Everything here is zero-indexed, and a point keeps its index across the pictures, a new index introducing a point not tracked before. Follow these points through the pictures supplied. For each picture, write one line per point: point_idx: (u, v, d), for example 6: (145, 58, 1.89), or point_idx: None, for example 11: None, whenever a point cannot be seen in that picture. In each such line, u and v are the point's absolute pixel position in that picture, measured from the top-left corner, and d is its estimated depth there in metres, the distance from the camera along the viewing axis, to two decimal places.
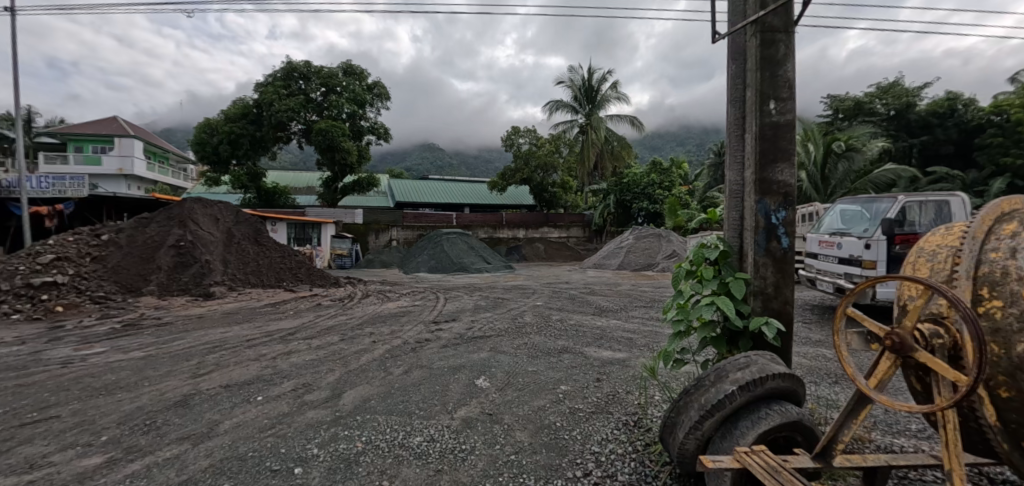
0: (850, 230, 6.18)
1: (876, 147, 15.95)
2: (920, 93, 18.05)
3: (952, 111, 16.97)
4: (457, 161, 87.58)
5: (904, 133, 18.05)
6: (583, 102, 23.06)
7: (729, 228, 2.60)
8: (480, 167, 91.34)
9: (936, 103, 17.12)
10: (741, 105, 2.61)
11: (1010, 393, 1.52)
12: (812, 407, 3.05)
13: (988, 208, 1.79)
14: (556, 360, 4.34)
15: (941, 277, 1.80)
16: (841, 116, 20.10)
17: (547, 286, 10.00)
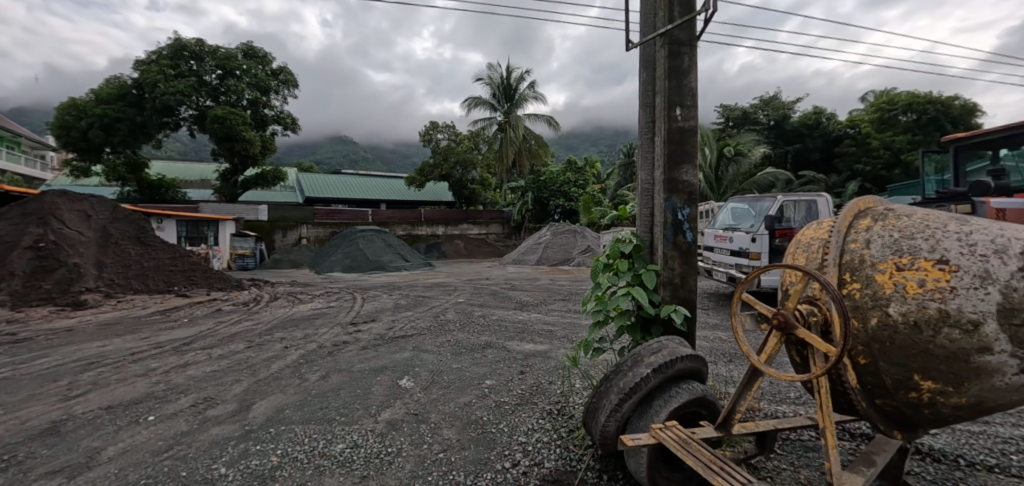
0: (739, 226, 6.96)
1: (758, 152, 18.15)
2: (792, 107, 20.92)
3: (818, 123, 19.95)
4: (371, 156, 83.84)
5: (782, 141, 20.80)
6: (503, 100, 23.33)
7: (641, 223, 2.79)
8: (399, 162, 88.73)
9: (807, 116, 20.07)
10: (651, 111, 2.83)
11: (866, 359, 1.85)
12: (712, 384, 3.40)
13: (848, 207, 2.13)
14: (482, 355, 4.36)
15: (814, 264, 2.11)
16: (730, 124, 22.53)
17: (469, 283, 10.01)
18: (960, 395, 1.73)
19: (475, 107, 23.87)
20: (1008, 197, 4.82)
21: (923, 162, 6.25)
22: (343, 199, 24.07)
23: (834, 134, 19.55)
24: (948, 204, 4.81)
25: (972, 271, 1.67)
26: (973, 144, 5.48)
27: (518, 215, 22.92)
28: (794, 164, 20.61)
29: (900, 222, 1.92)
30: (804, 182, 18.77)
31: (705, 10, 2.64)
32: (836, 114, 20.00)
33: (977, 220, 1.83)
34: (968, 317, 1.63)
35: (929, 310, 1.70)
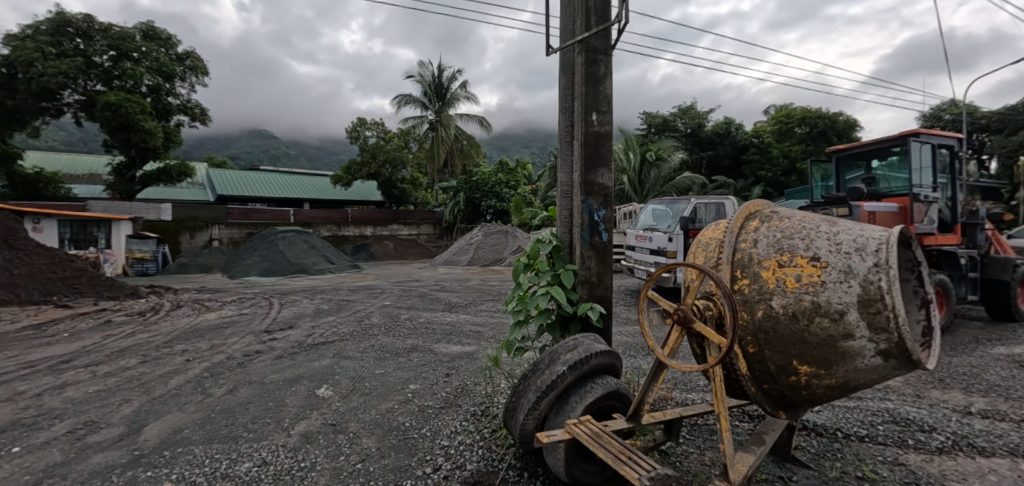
0: (658, 226, 7.43)
1: (676, 158, 19.40)
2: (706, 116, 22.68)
3: (728, 133, 21.83)
4: (295, 152, 78.83)
5: (697, 148, 22.42)
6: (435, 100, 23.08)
7: (561, 224, 2.85)
8: (326, 160, 84.60)
9: (718, 125, 21.85)
10: (570, 115, 2.90)
11: (754, 348, 2.01)
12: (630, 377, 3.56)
13: (740, 209, 2.31)
14: (405, 359, 4.25)
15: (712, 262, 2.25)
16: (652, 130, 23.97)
17: (397, 285, 9.74)
18: (830, 376, 1.94)
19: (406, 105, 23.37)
20: (879, 201, 5.56)
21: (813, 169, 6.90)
22: (263, 198, 22.46)
23: (741, 143, 21.53)
24: (835, 207, 5.42)
25: (838, 267, 1.88)
26: (851, 154, 6.23)
27: (450, 215, 22.70)
28: (708, 169, 22.36)
29: (781, 223, 2.13)
30: (716, 186, 20.46)
31: (619, 21, 2.76)
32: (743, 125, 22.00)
33: (842, 221, 2.07)
34: (834, 307, 1.84)
35: (804, 302, 1.89)
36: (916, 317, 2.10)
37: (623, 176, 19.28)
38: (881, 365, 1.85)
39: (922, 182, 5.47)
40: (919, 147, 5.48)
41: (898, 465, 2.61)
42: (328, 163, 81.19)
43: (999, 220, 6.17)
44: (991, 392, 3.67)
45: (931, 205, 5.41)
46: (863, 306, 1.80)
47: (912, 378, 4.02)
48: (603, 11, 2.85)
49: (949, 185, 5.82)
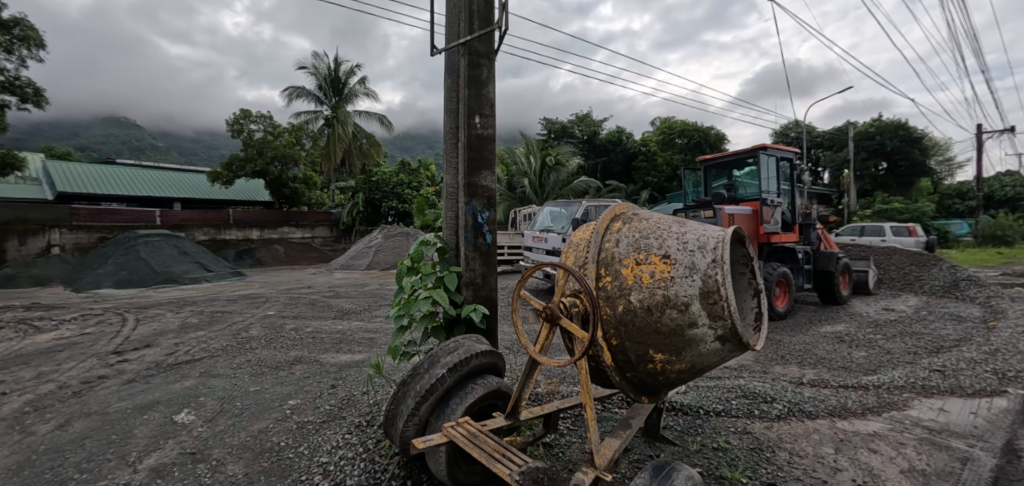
0: (554, 228, 7.83)
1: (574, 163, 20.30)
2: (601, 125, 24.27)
3: (620, 141, 23.70)
4: (165, 145, 69.19)
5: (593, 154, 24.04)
6: (330, 93, 22.47)
7: (447, 226, 2.84)
8: (204, 155, 76.05)
9: (611, 134, 23.60)
10: (454, 117, 2.90)
11: (617, 340, 2.16)
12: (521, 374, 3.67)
13: (607, 211, 2.49)
14: (285, 373, 3.93)
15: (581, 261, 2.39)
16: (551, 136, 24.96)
17: (285, 293, 9.03)
18: (680, 362, 2.15)
19: (297, 98, 21.84)
20: (737, 205, 6.40)
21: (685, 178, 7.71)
22: (120, 197, 19.36)
23: (631, 150, 23.55)
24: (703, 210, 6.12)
25: (684, 263, 2.10)
26: (716, 164, 7.07)
27: (348, 217, 21.79)
28: (603, 174, 23.72)
29: (640, 225, 2.34)
30: (610, 190, 22.15)
31: (501, 27, 2.83)
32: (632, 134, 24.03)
33: (690, 222, 2.32)
34: (681, 299, 2.05)
35: (656, 295, 2.08)
36: (750, 303, 2.41)
37: (524, 180, 19.82)
38: (720, 348, 2.10)
39: (768, 189, 6.42)
40: (766, 158, 6.42)
41: (746, 434, 2.99)
42: (208, 159, 72.90)
43: (825, 220, 7.43)
44: (817, 364, 4.39)
45: (776, 208, 6.36)
46: (703, 297, 2.03)
47: (760, 357, 4.67)
48: (486, 16, 2.90)
49: (790, 191, 6.87)
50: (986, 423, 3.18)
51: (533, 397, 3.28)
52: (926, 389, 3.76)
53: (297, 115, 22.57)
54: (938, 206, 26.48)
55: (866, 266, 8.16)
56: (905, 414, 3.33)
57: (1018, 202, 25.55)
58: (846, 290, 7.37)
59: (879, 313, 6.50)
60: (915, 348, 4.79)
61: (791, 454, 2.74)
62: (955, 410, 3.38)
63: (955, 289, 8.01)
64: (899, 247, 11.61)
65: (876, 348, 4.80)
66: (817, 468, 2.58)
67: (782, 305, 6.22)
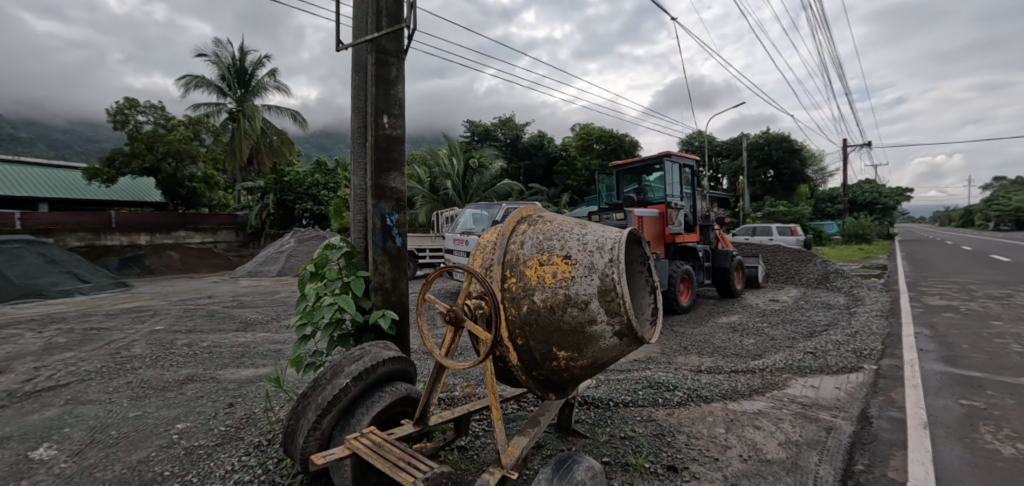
0: (473, 227, 8.45)
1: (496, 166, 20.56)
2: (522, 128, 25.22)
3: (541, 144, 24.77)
4: (27, 137, 59.37)
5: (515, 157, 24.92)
6: (234, 84, 20.85)
7: (355, 230, 2.75)
8: (80, 149, 66.44)
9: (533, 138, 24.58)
10: (362, 116, 2.81)
11: (522, 340, 2.22)
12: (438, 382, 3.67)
13: (514, 214, 2.55)
14: (174, 395, 3.56)
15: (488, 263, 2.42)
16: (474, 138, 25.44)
17: (180, 304, 8.17)
18: (582, 358, 2.26)
19: (196, 88, 19.94)
20: (646, 207, 6.89)
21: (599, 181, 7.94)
22: None
23: (552, 155, 24.21)
24: (615, 212, 6.47)
25: (583, 263, 2.22)
26: (627, 169, 7.54)
27: (256, 219, 20.19)
28: (525, 177, 24.64)
29: (544, 227, 2.44)
30: (532, 193, 22.91)
31: (410, 27, 2.80)
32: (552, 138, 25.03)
33: (590, 224, 2.46)
34: (582, 297, 2.17)
35: (558, 295, 2.18)
36: (647, 300, 2.59)
37: (448, 182, 19.67)
38: (618, 343, 2.24)
39: (672, 193, 7.03)
40: (670, 164, 7.01)
41: (650, 421, 3.22)
42: (84, 153, 63.69)
43: (722, 221, 8.24)
44: (713, 352, 4.83)
45: (679, 211, 6.96)
46: (601, 295, 2.16)
47: (665, 348, 5.05)
48: (395, 13, 2.85)
49: (691, 195, 7.55)
50: (845, 395, 3.72)
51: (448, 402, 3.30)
52: (799, 369, 4.31)
53: (196, 106, 20.68)
54: (814, 209, 30.49)
55: (756, 262, 9.14)
56: (784, 392, 3.78)
57: (873, 205, 30.22)
58: (740, 284, 8.22)
59: (766, 304, 7.32)
60: (794, 334, 5.46)
61: (688, 437, 2.98)
62: (822, 386, 3.90)
63: (825, 280, 9.27)
64: (783, 245, 13.18)
65: (762, 335, 5.41)
66: (710, 447, 2.83)
67: (686, 300, 6.82)
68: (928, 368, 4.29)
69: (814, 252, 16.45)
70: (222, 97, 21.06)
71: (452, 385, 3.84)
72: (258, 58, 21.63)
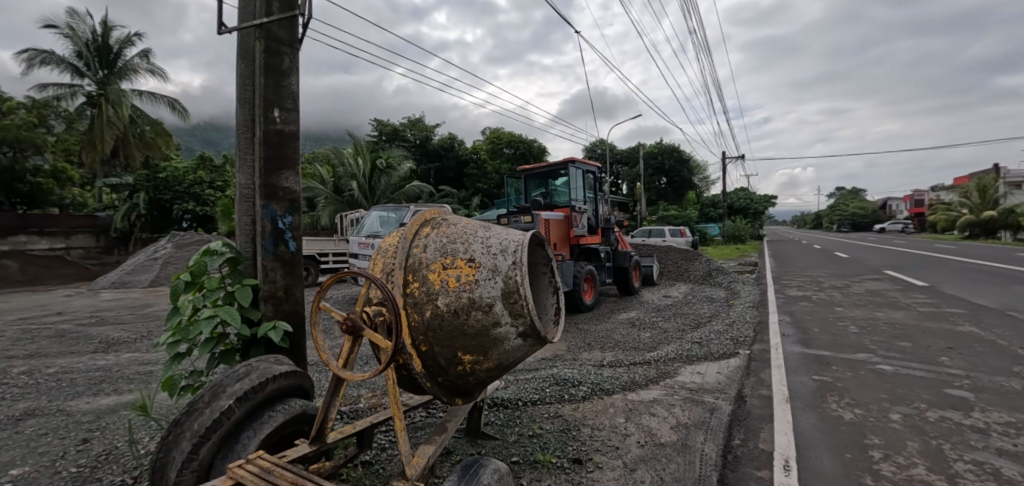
0: (382, 232, 9.05)
1: (404, 167, 20.09)
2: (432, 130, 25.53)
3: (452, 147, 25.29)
4: None
5: (425, 158, 25.07)
6: (95, 63, 17.93)
7: (240, 234, 2.51)
8: None
9: (444, 140, 25.09)
10: (249, 107, 2.56)
11: (426, 346, 2.19)
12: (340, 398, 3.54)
13: (416, 217, 2.51)
14: (5, 435, 2.92)
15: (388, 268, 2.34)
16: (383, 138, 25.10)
17: (16, 324, 6.78)
18: (488, 360, 2.30)
19: (42, 66, 16.70)
20: (551, 210, 7.20)
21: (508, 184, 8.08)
22: None
23: (462, 157, 24.96)
24: (523, 215, 6.66)
25: (487, 266, 2.25)
26: (535, 174, 7.81)
27: (122, 221, 17.51)
28: (435, 179, 25.24)
29: (448, 230, 2.43)
30: (443, 195, 22.91)
31: (304, 14, 2.63)
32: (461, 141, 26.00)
33: (495, 226, 2.51)
34: (485, 300, 2.20)
35: (462, 298, 2.19)
36: (550, 300, 2.70)
37: (353, 183, 18.75)
38: (522, 344, 2.31)
39: (576, 197, 7.45)
40: (574, 170, 7.42)
41: (556, 417, 3.35)
42: None
43: (621, 224, 8.90)
44: (614, 347, 5.19)
45: (583, 214, 7.39)
46: (505, 297, 2.22)
47: (571, 346, 5.31)
48: None
49: (593, 199, 8.05)
50: (725, 378, 4.21)
51: (352, 416, 3.20)
52: (688, 357, 4.79)
53: (41, 87, 17.36)
54: (701, 213, 34.25)
55: (651, 261, 10.00)
56: (675, 380, 4.17)
57: (747, 210, 34.82)
58: (637, 282, 8.93)
59: (660, 300, 8.05)
60: (683, 326, 6.06)
61: (592, 429, 3.16)
62: (707, 372, 4.38)
63: (709, 277, 10.42)
64: (672, 246, 14.63)
65: (657, 329, 5.93)
66: (611, 437, 3.03)
67: (590, 298, 7.24)
68: (789, 350, 5.03)
69: (699, 251, 18.51)
70: (79, 77, 17.96)
71: (356, 397, 3.67)
72: (127, 36, 18.79)
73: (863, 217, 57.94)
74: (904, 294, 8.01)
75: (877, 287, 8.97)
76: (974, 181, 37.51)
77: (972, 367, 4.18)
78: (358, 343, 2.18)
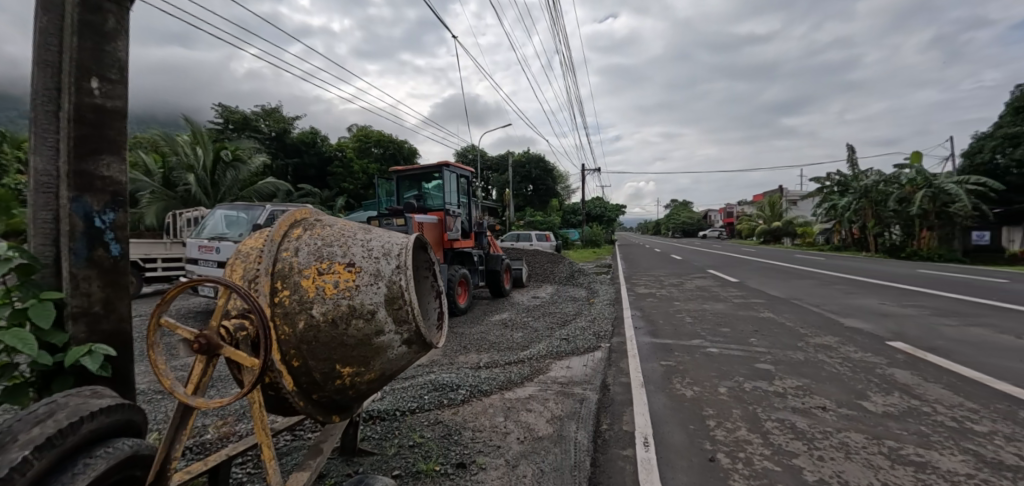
0: (229, 233, 7.93)
1: (257, 161, 17.94)
2: (290, 122, 23.33)
3: (314, 142, 23.61)
4: None
5: (282, 153, 22.86)
6: None
7: (35, 236, 1.94)
8: None
9: (304, 134, 23.27)
10: (53, 73, 2.00)
11: (298, 362, 1.98)
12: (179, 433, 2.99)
13: (285, 217, 2.27)
14: None
15: (248, 276, 2.07)
16: (230, 126, 21.93)
17: None
18: (369, 371, 2.17)
19: None
20: (425, 214, 7.12)
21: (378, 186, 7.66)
22: None
23: (326, 154, 23.72)
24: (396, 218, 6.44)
25: (368, 271, 2.15)
26: (407, 175, 7.60)
27: None
28: (293, 176, 23.45)
29: (322, 232, 2.25)
30: (302, 194, 21.14)
31: None
32: (326, 137, 24.44)
33: (375, 229, 2.41)
34: (367, 307, 2.09)
35: (341, 306, 2.04)
36: (433, 305, 2.66)
37: (189, 176, 15.89)
38: (407, 351, 2.23)
39: (450, 201, 7.49)
40: (448, 174, 7.46)
41: (437, 424, 3.31)
42: None
43: (493, 228, 9.19)
44: (489, 348, 5.32)
45: (456, 218, 7.48)
46: (388, 303, 2.14)
47: (448, 350, 5.29)
48: None
49: (466, 204, 8.19)
50: (591, 370, 4.64)
51: (196, 452, 2.72)
52: (558, 354, 5.15)
53: None
54: (564, 219, 37.27)
55: (521, 264, 10.55)
56: (548, 375, 4.45)
57: (602, 217, 39.06)
58: (508, 284, 9.33)
59: (529, 301, 8.57)
60: (552, 324, 6.52)
61: (473, 431, 3.19)
62: (574, 365, 4.77)
63: (572, 278, 11.42)
64: (539, 250, 15.65)
65: (528, 328, 6.28)
66: (493, 437, 3.10)
67: (463, 301, 7.31)
68: (642, 341, 5.75)
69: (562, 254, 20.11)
70: None
71: (201, 427, 3.13)
72: None
73: (692, 225, 69.64)
74: (721, 289, 9.82)
75: (702, 283, 10.82)
76: (765, 197, 48.02)
77: (771, 345, 5.30)
78: (213, 364, 1.88)
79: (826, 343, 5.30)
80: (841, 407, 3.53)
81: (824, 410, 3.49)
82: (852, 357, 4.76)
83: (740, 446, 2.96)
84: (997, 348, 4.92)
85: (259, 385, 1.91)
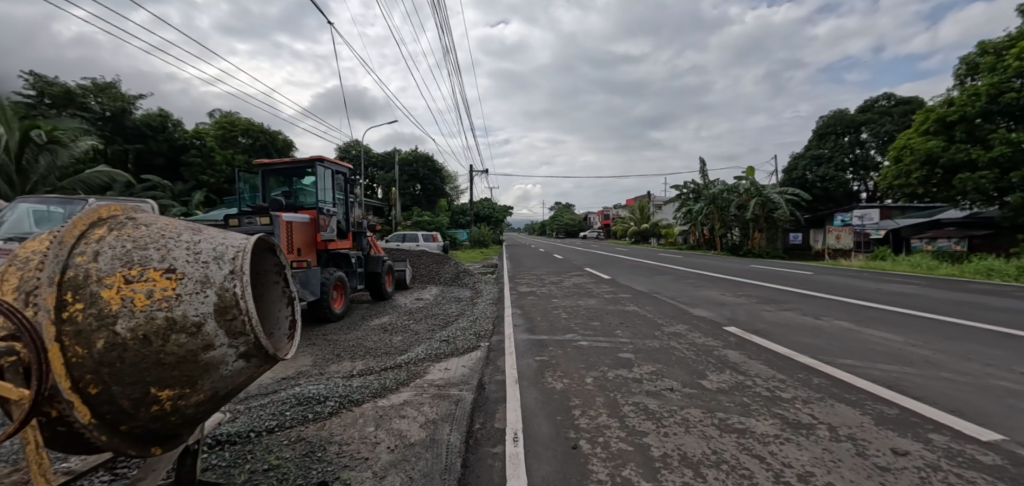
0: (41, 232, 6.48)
1: (84, 145, 14.86)
2: (132, 101, 19.77)
3: (163, 126, 20.36)
4: None
5: (119, 137, 19.32)
6: None
7: None
8: None
9: (149, 116, 19.89)
10: None
11: (97, 388, 1.65)
12: None
13: (83, 214, 1.89)
14: None
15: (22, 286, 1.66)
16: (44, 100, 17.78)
17: None
18: (196, 392, 1.90)
19: None
20: (295, 213, 6.57)
21: (240, 180, 6.83)
22: None
23: (179, 142, 20.72)
24: (260, 216, 5.83)
25: (194, 277, 1.88)
26: (274, 171, 6.91)
27: None
28: (135, 164, 20.26)
29: (135, 233, 1.92)
30: (146, 188, 18.08)
31: None
32: (181, 122, 21.25)
33: (206, 230, 2.13)
34: (191, 320, 1.82)
35: (156, 319, 1.75)
36: (283, 313, 2.42)
37: None
38: (246, 366, 1.99)
39: (324, 199, 7.01)
40: (322, 170, 6.95)
41: (299, 442, 3.04)
42: None
43: (374, 229, 8.80)
44: (365, 355, 5.07)
45: (331, 217, 7.02)
46: (219, 313, 1.88)
47: (317, 359, 4.92)
48: None
49: (343, 202, 7.73)
50: (468, 370, 4.68)
51: None
52: (437, 356, 5.11)
53: None
54: (454, 219, 37.20)
55: (404, 266, 10.28)
56: (424, 379, 4.37)
57: (490, 217, 40.00)
58: (390, 286, 9.02)
59: (411, 303, 8.38)
60: (433, 326, 6.46)
61: (340, 445, 3.00)
62: (452, 367, 4.76)
63: (456, 280, 11.43)
64: (423, 250, 15.40)
65: (407, 331, 6.13)
66: (361, 449, 2.94)
67: (339, 307, 6.87)
68: (519, 338, 5.98)
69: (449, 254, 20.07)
70: None
71: None
72: None
73: (575, 227, 74.87)
74: (594, 286, 10.66)
75: (579, 281, 11.63)
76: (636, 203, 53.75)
77: (632, 335, 5.89)
78: None
79: (678, 331, 6.06)
80: (685, 386, 4.05)
81: (671, 390, 3.97)
82: (696, 342, 5.50)
83: (600, 431, 3.22)
84: (797, 327, 6.11)
85: (38, 422, 1.56)
